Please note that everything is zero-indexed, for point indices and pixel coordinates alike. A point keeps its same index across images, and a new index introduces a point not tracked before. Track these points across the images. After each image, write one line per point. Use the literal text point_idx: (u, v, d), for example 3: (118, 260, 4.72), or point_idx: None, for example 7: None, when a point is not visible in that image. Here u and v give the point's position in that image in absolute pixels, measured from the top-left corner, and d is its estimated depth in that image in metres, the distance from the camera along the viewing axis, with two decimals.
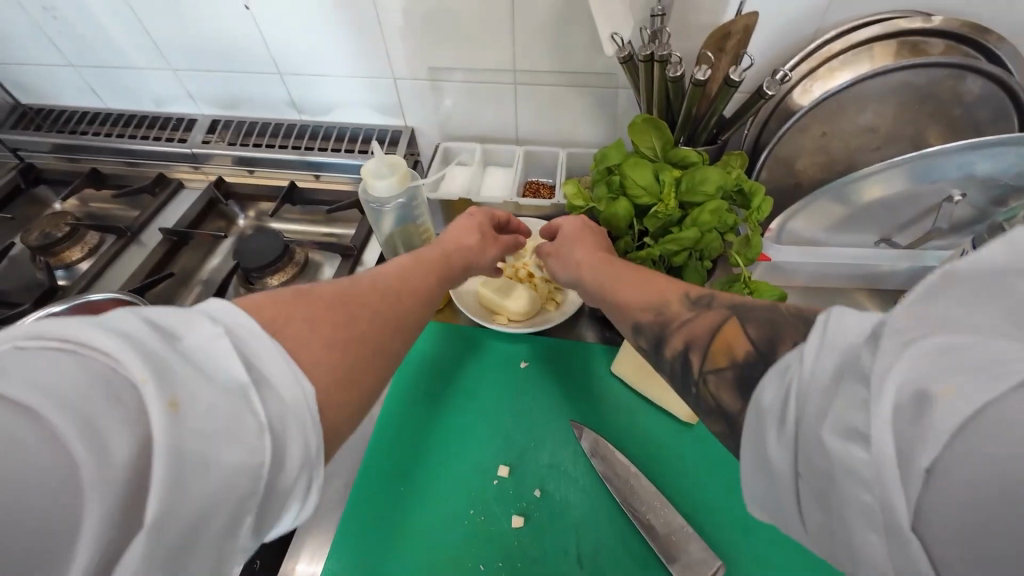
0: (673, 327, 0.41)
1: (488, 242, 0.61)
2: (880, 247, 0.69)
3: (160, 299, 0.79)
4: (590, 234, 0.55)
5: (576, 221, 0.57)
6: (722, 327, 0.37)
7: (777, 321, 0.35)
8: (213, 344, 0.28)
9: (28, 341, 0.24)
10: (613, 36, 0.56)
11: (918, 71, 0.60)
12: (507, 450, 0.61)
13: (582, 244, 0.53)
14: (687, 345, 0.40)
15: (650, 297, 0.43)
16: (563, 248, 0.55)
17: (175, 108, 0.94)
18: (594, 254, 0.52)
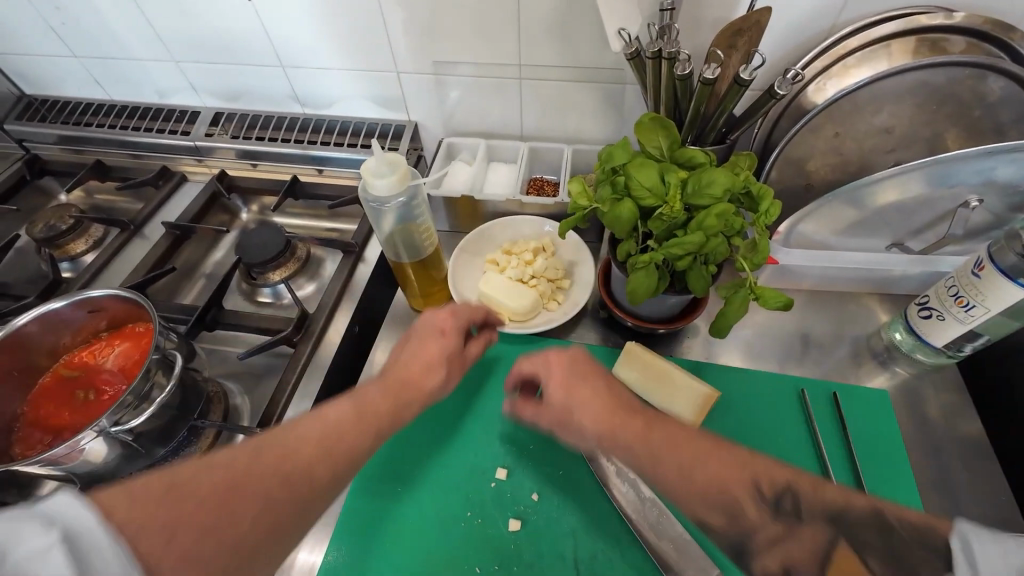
0: (760, 547, 0.37)
1: (455, 363, 0.56)
2: (892, 252, 0.67)
3: (163, 293, 0.80)
4: (585, 373, 0.51)
5: (557, 366, 0.52)
6: (833, 560, 0.33)
7: (901, 552, 0.31)
8: (45, 558, 0.24)
9: None
10: (620, 32, 0.55)
11: (937, 71, 0.58)
12: (506, 453, 0.61)
13: (587, 402, 0.49)
14: (786, 569, 0.35)
15: (715, 497, 0.39)
16: (563, 389, 0.50)
17: (178, 100, 0.94)
18: (611, 414, 0.47)
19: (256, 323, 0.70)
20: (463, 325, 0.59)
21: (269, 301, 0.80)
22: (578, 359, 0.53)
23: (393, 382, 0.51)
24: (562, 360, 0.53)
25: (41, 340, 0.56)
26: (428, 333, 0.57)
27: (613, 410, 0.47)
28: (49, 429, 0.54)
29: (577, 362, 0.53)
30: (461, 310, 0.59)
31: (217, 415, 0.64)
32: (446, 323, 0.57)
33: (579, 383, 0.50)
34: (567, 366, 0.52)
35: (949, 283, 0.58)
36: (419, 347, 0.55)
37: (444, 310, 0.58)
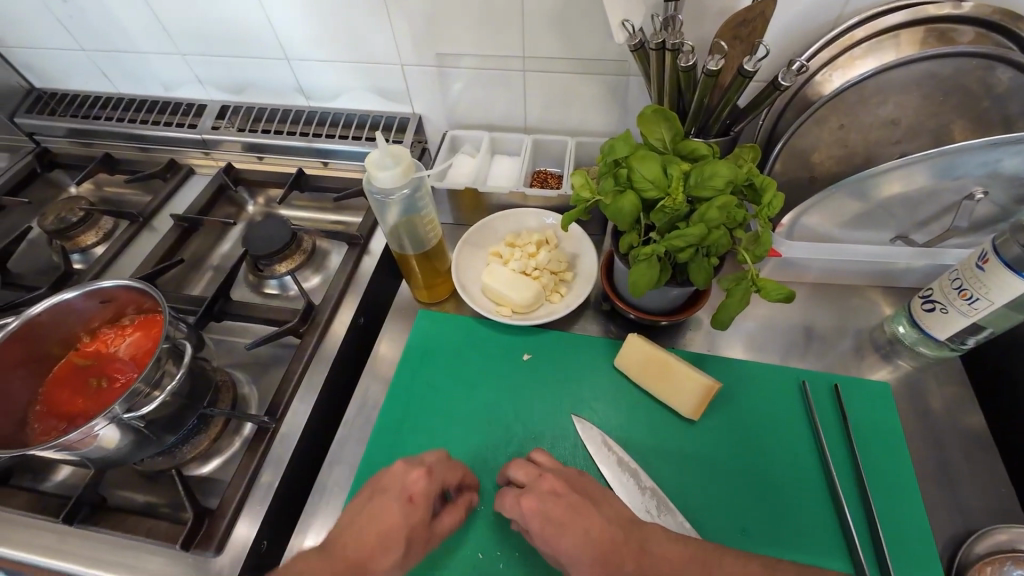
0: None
1: (417, 538, 0.49)
2: (896, 245, 0.67)
3: (171, 285, 0.81)
4: (564, 516, 0.47)
5: (538, 512, 0.48)
6: None
7: None
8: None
9: None
10: (623, 23, 0.55)
11: (942, 62, 0.58)
12: (508, 442, 0.62)
13: (578, 560, 0.45)
14: None
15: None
16: (550, 544, 0.47)
17: (184, 93, 0.95)
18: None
19: (262, 314, 0.71)
20: (436, 491, 0.52)
21: (276, 293, 0.81)
22: (558, 494, 0.49)
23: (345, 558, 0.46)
24: (539, 507, 0.48)
25: (55, 329, 0.57)
26: (391, 494, 0.51)
27: (605, 561, 0.45)
28: (63, 416, 0.56)
29: (553, 505, 0.48)
30: (437, 470, 0.53)
31: (226, 404, 0.65)
32: (417, 487, 0.51)
33: (562, 534, 0.47)
34: (546, 511, 0.48)
35: (952, 276, 0.58)
36: (377, 514, 0.49)
37: (417, 470, 0.52)
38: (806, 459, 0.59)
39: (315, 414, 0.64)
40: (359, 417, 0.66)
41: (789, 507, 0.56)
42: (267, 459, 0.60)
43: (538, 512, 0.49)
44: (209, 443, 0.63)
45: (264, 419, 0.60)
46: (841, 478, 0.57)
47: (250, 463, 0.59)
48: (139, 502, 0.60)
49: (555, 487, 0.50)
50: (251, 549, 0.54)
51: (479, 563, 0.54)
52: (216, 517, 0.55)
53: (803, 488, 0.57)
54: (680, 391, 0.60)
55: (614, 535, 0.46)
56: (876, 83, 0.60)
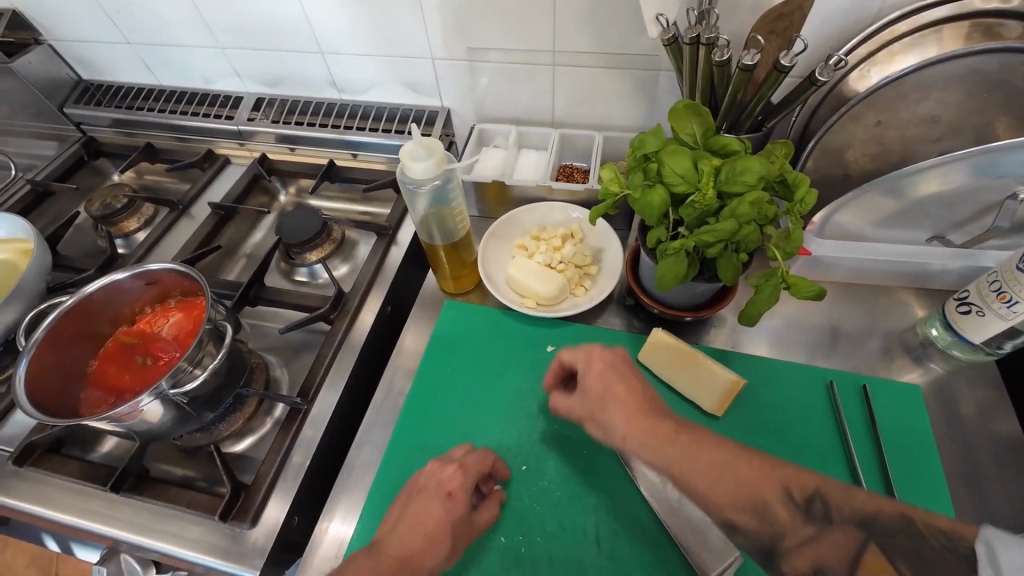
0: (789, 545, 0.41)
1: (460, 530, 0.51)
2: (931, 246, 0.65)
3: (208, 270, 0.84)
4: (624, 378, 0.53)
5: (596, 364, 0.55)
6: (864, 558, 0.37)
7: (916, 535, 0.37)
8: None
9: None
10: (658, 17, 0.55)
11: (989, 57, 0.56)
12: (531, 430, 0.63)
13: (618, 406, 0.51)
14: (817, 569, 0.39)
15: (746, 496, 0.42)
16: (597, 394, 0.53)
17: (222, 85, 0.98)
18: (641, 423, 0.49)
19: (294, 301, 0.74)
20: (473, 482, 0.54)
21: (306, 280, 0.83)
22: (623, 366, 0.55)
23: (390, 556, 0.47)
24: (601, 363, 0.55)
25: (106, 308, 0.61)
26: (431, 492, 0.52)
27: (648, 416, 0.50)
28: (112, 391, 0.59)
29: (611, 363, 0.55)
30: (471, 465, 0.55)
31: (259, 385, 0.68)
32: (453, 484, 0.52)
33: (615, 390, 0.53)
34: (608, 370, 0.54)
35: (991, 277, 0.56)
36: (419, 509, 0.51)
37: (451, 466, 0.54)
38: (832, 460, 0.58)
39: (343, 399, 0.67)
40: (386, 402, 0.68)
41: None
42: (299, 439, 0.62)
43: (594, 375, 0.55)
44: (244, 422, 0.65)
45: (296, 401, 0.63)
46: (869, 480, 0.56)
47: (283, 443, 0.61)
48: (178, 475, 0.63)
49: (621, 359, 0.56)
50: (283, 525, 0.57)
51: (501, 548, 0.56)
52: (251, 492, 0.58)
53: None
54: (705, 385, 0.61)
55: (662, 406, 0.51)
56: (916, 79, 0.59)
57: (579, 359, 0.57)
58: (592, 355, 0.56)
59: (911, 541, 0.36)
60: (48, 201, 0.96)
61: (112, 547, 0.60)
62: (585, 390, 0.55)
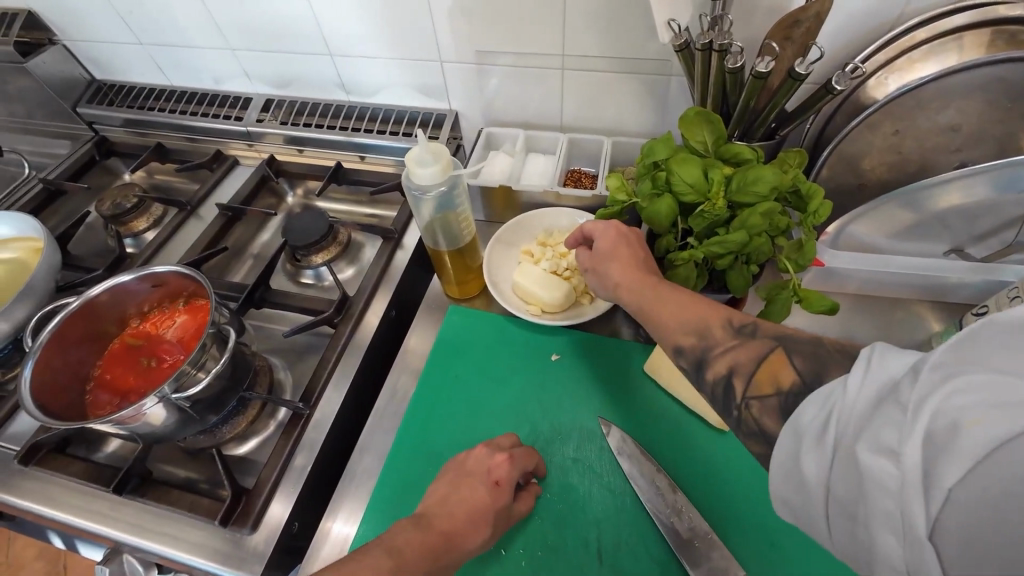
0: (716, 353, 0.42)
1: (500, 519, 0.51)
2: (950, 259, 0.63)
3: (215, 271, 0.84)
4: (626, 239, 0.54)
5: (610, 227, 0.55)
6: (768, 357, 0.39)
7: (822, 356, 0.37)
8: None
9: None
10: (670, 23, 0.54)
11: (1015, 67, 0.54)
12: (533, 441, 0.62)
13: (619, 257, 0.52)
14: (731, 372, 0.41)
15: (693, 318, 0.44)
16: (600, 250, 0.54)
17: (232, 86, 0.98)
18: (632, 270, 0.51)
19: (299, 304, 0.74)
20: (517, 475, 0.54)
21: (312, 283, 0.83)
22: (626, 229, 0.55)
23: (436, 533, 0.47)
24: (616, 230, 0.55)
25: (112, 310, 0.61)
26: (478, 475, 0.53)
27: (637, 268, 0.51)
28: (117, 392, 0.59)
29: (623, 229, 0.55)
30: (519, 458, 0.55)
31: (263, 388, 0.68)
32: (501, 472, 0.53)
33: (617, 246, 0.53)
34: (612, 232, 0.55)
35: (1014, 293, 0.54)
36: (467, 491, 0.51)
37: (502, 454, 0.54)
38: None
39: (346, 403, 0.66)
40: (389, 407, 0.68)
41: None
42: (301, 443, 0.62)
43: (599, 238, 0.55)
44: (247, 424, 0.65)
45: (298, 405, 0.63)
46: None
47: (285, 446, 0.61)
48: (181, 477, 0.63)
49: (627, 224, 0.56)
50: (283, 530, 0.57)
51: (502, 560, 0.55)
52: (252, 497, 0.58)
53: None
54: None
55: (648, 263, 0.52)
56: (937, 89, 0.57)
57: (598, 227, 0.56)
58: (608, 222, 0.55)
59: (812, 348, 0.38)
60: (61, 199, 0.97)
61: (115, 547, 0.60)
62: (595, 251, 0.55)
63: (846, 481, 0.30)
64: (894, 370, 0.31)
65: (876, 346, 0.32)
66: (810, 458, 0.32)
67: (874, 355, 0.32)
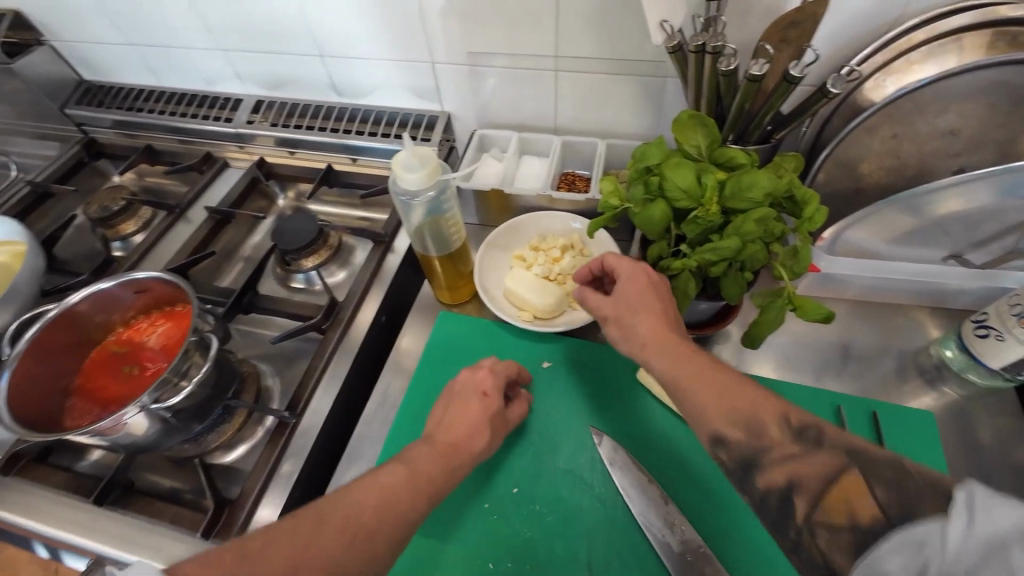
0: (770, 460, 0.38)
1: (497, 423, 0.56)
2: (949, 265, 0.62)
3: (203, 274, 0.83)
4: (657, 295, 0.49)
5: (639, 277, 0.50)
6: (841, 479, 0.34)
7: (906, 486, 0.32)
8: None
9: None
10: (662, 24, 0.52)
11: (1016, 69, 0.53)
12: (524, 450, 0.61)
13: (650, 314, 0.48)
14: (791, 484, 0.37)
15: (741, 409, 0.40)
16: (628, 301, 0.50)
17: (223, 87, 0.97)
18: (663, 331, 0.46)
19: (288, 309, 0.73)
20: (503, 383, 0.59)
21: (302, 287, 0.82)
22: (657, 282, 0.51)
23: (441, 445, 0.52)
24: (647, 279, 0.50)
25: (93, 317, 0.60)
26: (468, 393, 0.57)
27: (670, 332, 0.46)
28: (99, 401, 0.58)
29: (654, 281, 0.50)
30: (499, 368, 0.60)
31: (249, 396, 0.67)
32: (487, 383, 0.58)
33: (647, 302, 0.49)
34: (642, 283, 0.50)
35: (1012, 300, 0.53)
36: (461, 407, 0.56)
37: (483, 368, 0.59)
38: None
39: (334, 411, 0.65)
40: (378, 415, 0.67)
41: None
42: (287, 452, 0.61)
43: (626, 288, 0.51)
44: (233, 433, 0.64)
45: (284, 414, 0.62)
46: None
47: (271, 455, 0.60)
48: (165, 486, 0.62)
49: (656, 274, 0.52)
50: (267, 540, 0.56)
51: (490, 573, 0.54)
52: (235, 508, 0.57)
53: None
54: None
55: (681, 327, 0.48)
56: (935, 91, 0.56)
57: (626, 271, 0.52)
58: (639, 268, 0.51)
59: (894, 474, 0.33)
60: (49, 202, 0.95)
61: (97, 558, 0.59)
62: (622, 298, 0.50)
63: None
64: (999, 526, 0.27)
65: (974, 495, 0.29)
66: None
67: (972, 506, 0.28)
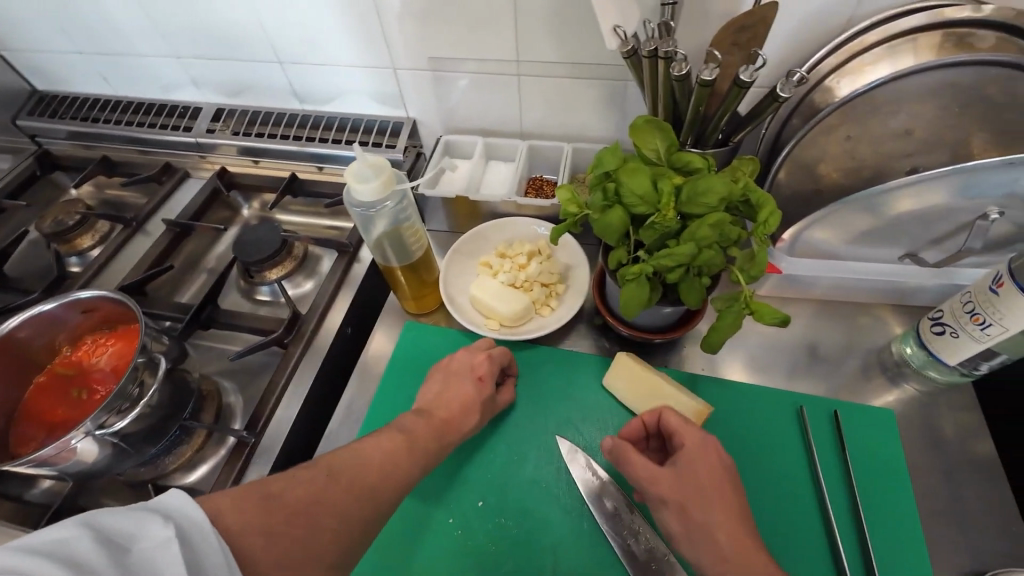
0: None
1: (486, 407, 0.58)
2: (904, 265, 0.62)
3: (163, 289, 0.80)
4: (726, 486, 0.46)
5: (702, 457, 0.47)
6: None
7: None
8: (160, 550, 0.32)
9: (93, 527, 0.32)
10: (615, 29, 0.52)
11: (964, 70, 0.54)
12: (490, 462, 0.60)
13: (723, 512, 0.44)
14: None
15: None
16: (693, 487, 0.46)
17: (181, 95, 0.95)
18: (741, 540, 0.43)
19: (250, 324, 0.71)
20: (498, 369, 0.60)
21: (267, 300, 0.80)
22: (722, 464, 0.47)
23: (436, 419, 0.55)
24: (713, 460, 0.47)
25: (36, 341, 0.58)
26: (463, 374, 0.59)
27: (746, 542, 0.43)
28: (45, 427, 0.56)
29: (720, 464, 0.47)
30: (497, 355, 0.61)
31: (209, 415, 0.65)
32: (483, 368, 0.59)
33: (717, 494, 0.45)
34: (707, 466, 0.47)
35: (965, 298, 0.54)
36: (457, 387, 0.58)
37: (481, 353, 0.60)
38: (800, 491, 0.56)
39: (298, 428, 0.64)
40: (343, 431, 0.65)
41: (778, 541, 0.54)
42: (248, 472, 0.60)
43: (688, 467, 0.47)
44: (192, 453, 0.62)
45: (243, 433, 0.60)
46: (837, 514, 0.54)
47: (231, 476, 0.58)
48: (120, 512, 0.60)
49: (720, 452, 0.48)
50: None
51: None
52: None
53: (799, 525, 0.54)
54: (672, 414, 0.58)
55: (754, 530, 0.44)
56: (887, 93, 0.57)
57: (692, 450, 0.48)
58: (704, 449, 0.48)
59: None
60: None
61: None
62: (685, 482, 0.46)
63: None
64: None
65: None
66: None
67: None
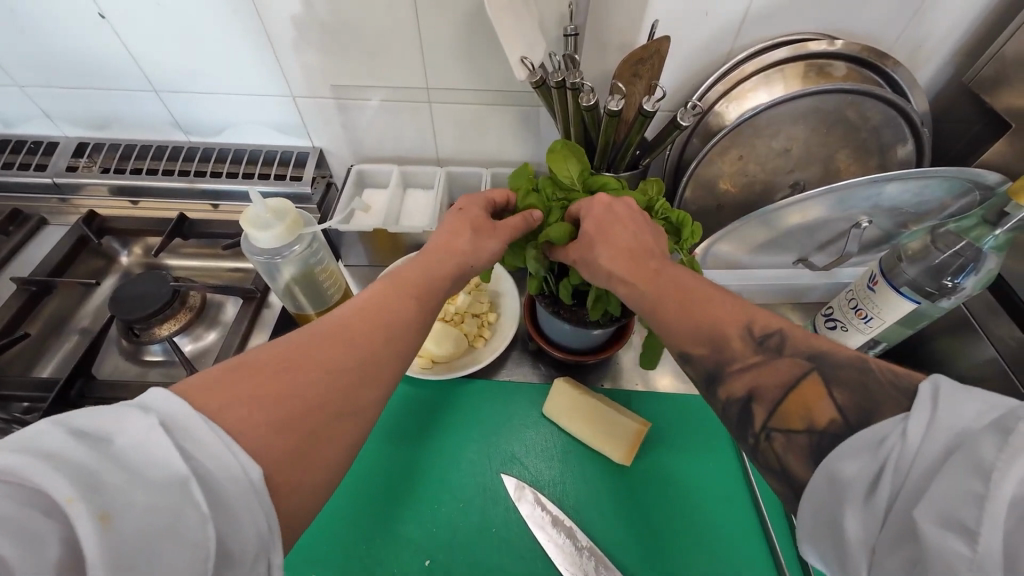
0: (732, 370, 0.38)
1: (487, 230, 0.50)
2: (799, 268, 0.68)
3: (14, 365, 0.66)
4: (624, 230, 0.46)
5: (598, 208, 0.47)
6: (802, 381, 0.35)
7: (871, 388, 0.32)
8: (148, 440, 0.27)
9: (49, 431, 0.26)
10: (523, 60, 0.52)
11: (826, 99, 0.60)
12: (435, 515, 0.56)
13: (618, 248, 0.45)
14: (752, 389, 0.37)
15: None
16: (597, 239, 0.46)
17: (29, 129, 0.81)
18: (638, 265, 0.43)
19: (137, 391, 0.61)
20: (485, 204, 0.52)
21: (160, 360, 0.69)
22: (617, 212, 0.47)
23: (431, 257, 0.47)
24: (623, 213, 0.47)
25: None
26: (445, 220, 0.51)
27: None
28: None
29: (610, 207, 0.47)
30: (477, 196, 0.53)
31: None
32: (464, 205, 0.51)
33: (617, 234, 0.46)
34: (604, 217, 0.47)
35: (849, 295, 0.59)
36: (444, 230, 0.50)
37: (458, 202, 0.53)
38: (732, 491, 0.59)
39: None
40: None
41: (722, 545, 0.55)
42: None
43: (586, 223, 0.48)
44: None
45: None
46: (770, 507, 0.57)
47: None
48: None
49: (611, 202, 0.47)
50: None
51: None
52: None
53: (731, 520, 0.57)
54: (611, 435, 0.58)
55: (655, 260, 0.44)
56: (770, 119, 0.62)
57: (582, 206, 0.49)
58: (594, 200, 0.48)
59: (857, 374, 0.34)
60: None
61: None
62: (594, 235, 0.46)
63: (895, 551, 0.27)
64: (965, 419, 0.26)
65: (942, 386, 0.28)
66: (851, 516, 0.29)
67: (940, 395, 0.28)
